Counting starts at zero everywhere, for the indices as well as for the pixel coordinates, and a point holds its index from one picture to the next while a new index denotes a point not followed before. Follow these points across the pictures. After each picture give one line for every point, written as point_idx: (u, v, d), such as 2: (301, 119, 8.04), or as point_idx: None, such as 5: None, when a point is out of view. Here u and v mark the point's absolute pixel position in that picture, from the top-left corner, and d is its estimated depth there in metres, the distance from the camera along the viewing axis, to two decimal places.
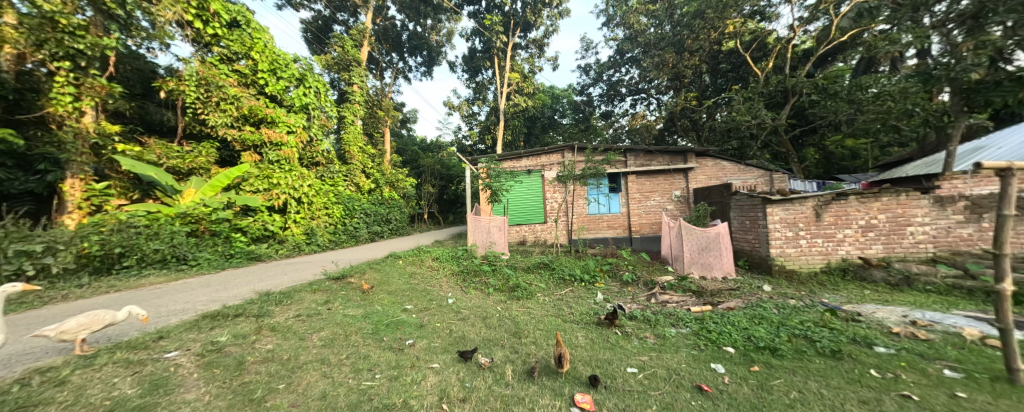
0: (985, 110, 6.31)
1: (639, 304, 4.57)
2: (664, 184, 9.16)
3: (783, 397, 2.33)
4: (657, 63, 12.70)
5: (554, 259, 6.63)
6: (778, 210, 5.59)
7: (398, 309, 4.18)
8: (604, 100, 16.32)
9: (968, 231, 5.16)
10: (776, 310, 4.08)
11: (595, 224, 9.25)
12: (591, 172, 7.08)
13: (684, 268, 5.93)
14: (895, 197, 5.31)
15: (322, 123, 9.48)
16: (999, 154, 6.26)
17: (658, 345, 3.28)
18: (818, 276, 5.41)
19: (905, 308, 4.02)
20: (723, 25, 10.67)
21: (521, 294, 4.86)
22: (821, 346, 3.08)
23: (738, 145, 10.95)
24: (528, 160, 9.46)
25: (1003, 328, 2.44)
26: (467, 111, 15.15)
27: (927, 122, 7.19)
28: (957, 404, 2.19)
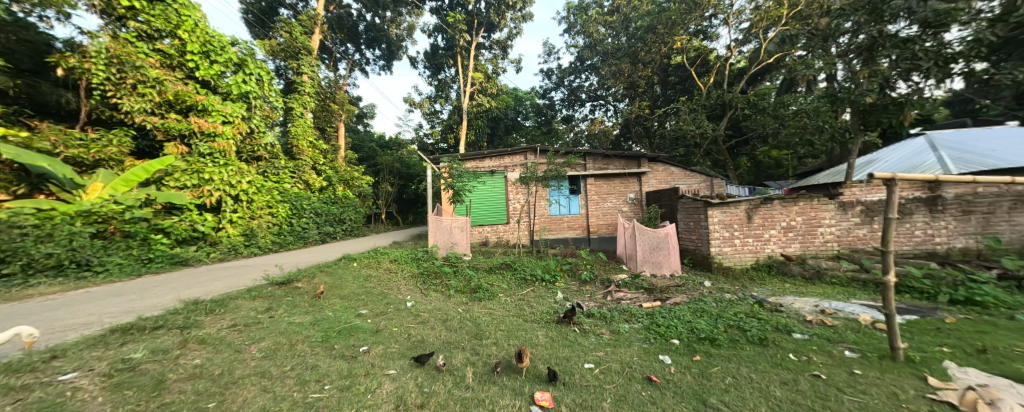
0: (875, 129, 7.49)
1: (596, 302, 4.76)
2: (620, 187, 9.65)
3: (720, 382, 2.57)
4: (614, 72, 13.38)
5: (516, 259, 6.69)
6: (717, 212, 6.17)
7: (352, 314, 3.95)
8: (565, 105, 16.82)
9: (863, 232, 6.07)
10: (715, 304, 4.49)
11: (556, 225, 9.49)
12: (552, 173, 7.25)
13: (637, 266, 6.31)
14: (809, 202, 6.11)
15: (265, 114, 8.68)
16: (887, 167, 7.47)
17: (613, 340, 3.44)
18: (749, 271, 6.05)
19: (816, 299, 4.63)
20: (672, 40, 11.51)
21: (483, 295, 4.84)
22: (751, 334, 3.45)
23: (684, 153, 11.89)
24: (491, 160, 9.46)
25: (888, 313, 2.91)
26: (428, 108, 14.75)
27: (833, 138, 8.36)
28: (854, 380, 2.57)
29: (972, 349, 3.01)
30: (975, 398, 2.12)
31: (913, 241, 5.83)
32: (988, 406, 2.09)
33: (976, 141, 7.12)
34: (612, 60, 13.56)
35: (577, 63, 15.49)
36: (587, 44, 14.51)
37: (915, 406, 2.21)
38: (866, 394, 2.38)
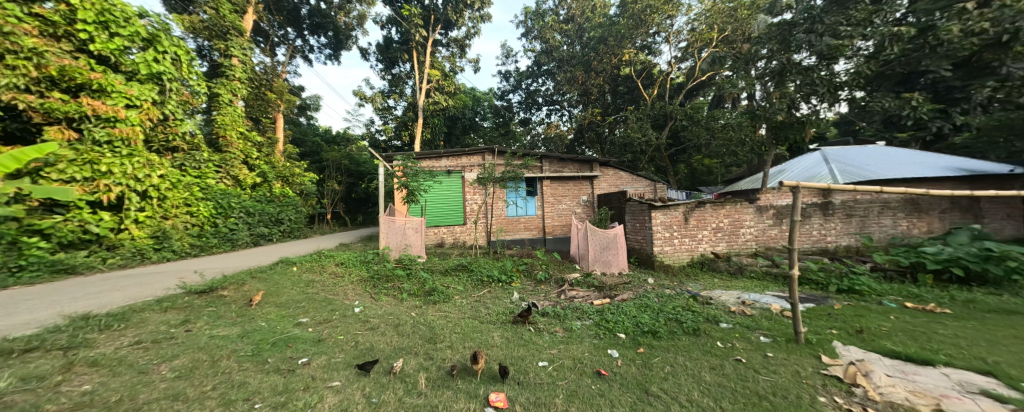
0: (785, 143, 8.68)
1: (551, 300, 4.90)
2: (573, 189, 10.03)
3: (660, 372, 2.78)
4: (569, 79, 13.86)
5: (472, 260, 6.64)
6: (660, 214, 6.69)
7: (290, 323, 3.60)
8: (522, 108, 17.06)
9: (775, 232, 6.98)
10: (657, 299, 4.85)
11: (512, 226, 9.59)
12: (510, 175, 7.29)
13: (589, 265, 6.61)
14: (734, 205, 6.89)
15: (182, 99, 7.57)
16: (793, 176, 8.72)
17: (566, 338, 3.56)
18: (685, 268, 6.65)
19: (739, 291, 5.23)
20: (621, 52, 12.28)
21: (439, 297, 4.70)
22: (686, 326, 3.78)
23: (631, 159, 12.72)
24: (448, 160, 9.27)
25: (793, 302, 3.39)
26: (380, 104, 14.02)
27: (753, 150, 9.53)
28: (767, 362, 2.95)
29: (851, 330, 3.63)
30: (854, 371, 2.56)
31: (813, 240, 6.86)
32: (864, 377, 2.53)
33: (857, 156, 8.59)
34: (566, 67, 14.02)
35: (533, 67, 15.75)
36: (543, 50, 14.80)
37: (813, 381, 2.60)
38: (776, 373, 2.74)
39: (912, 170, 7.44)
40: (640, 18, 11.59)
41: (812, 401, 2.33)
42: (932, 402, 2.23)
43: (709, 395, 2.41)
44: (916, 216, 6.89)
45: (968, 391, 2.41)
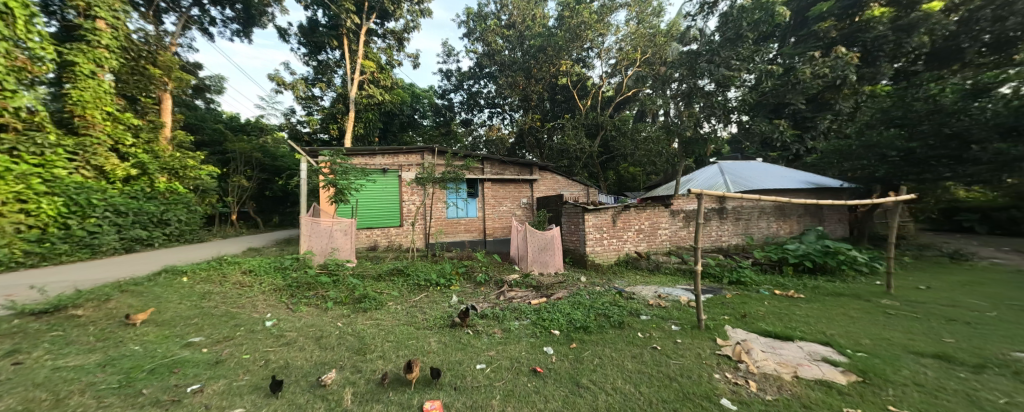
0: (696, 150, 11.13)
1: (491, 302, 4.89)
2: (514, 192, 10.20)
3: (590, 364, 2.97)
4: (510, 83, 14.08)
5: (409, 264, 6.32)
6: (592, 217, 7.17)
7: (176, 344, 2.99)
8: (463, 108, 16.85)
9: (685, 233, 7.99)
10: (588, 296, 5.17)
11: (452, 228, 9.38)
12: (450, 176, 7.10)
13: (527, 266, 6.76)
14: (653, 209, 7.71)
15: (14, 65, 5.79)
16: (698, 184, 10.12)
17: (504, 338, 3.59)
18: (613, 266, 7.23)
19: (656, 286, 5.86)
20: (559, 63, 12.95)
21: (370, 305, 4.35)
22: (613, 320, 4.10)
23: (567, 164, 13.41)
24: (383, 158, 8.69)
25: (697, 294, 3.89)
26: (303, 92, 12.58)
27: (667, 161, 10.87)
28: (677, 347, 3.35)
29: (737, 315, 4.33)
30: (739, 349, 3.05)
31: (713, 240, 8.02)
32: (746, 354, 3.03)
33: (744, 170, 10.32)
34: (508, 72, 14.22)
35: (475, 68, 15.64)
36: (485, 52, 14.74)
37: (710, 361, 3.02)
38: (683, 356, 3.13)
39: (781, 182, 9.20)
40: (576, 33, 12.41)
41: (710, 378, 2.70)
42: (792, 371, 2.76)
43: (630, 382, 2.63)
44: (783, 220, 8.53)
45: (815, 359, 3.04)
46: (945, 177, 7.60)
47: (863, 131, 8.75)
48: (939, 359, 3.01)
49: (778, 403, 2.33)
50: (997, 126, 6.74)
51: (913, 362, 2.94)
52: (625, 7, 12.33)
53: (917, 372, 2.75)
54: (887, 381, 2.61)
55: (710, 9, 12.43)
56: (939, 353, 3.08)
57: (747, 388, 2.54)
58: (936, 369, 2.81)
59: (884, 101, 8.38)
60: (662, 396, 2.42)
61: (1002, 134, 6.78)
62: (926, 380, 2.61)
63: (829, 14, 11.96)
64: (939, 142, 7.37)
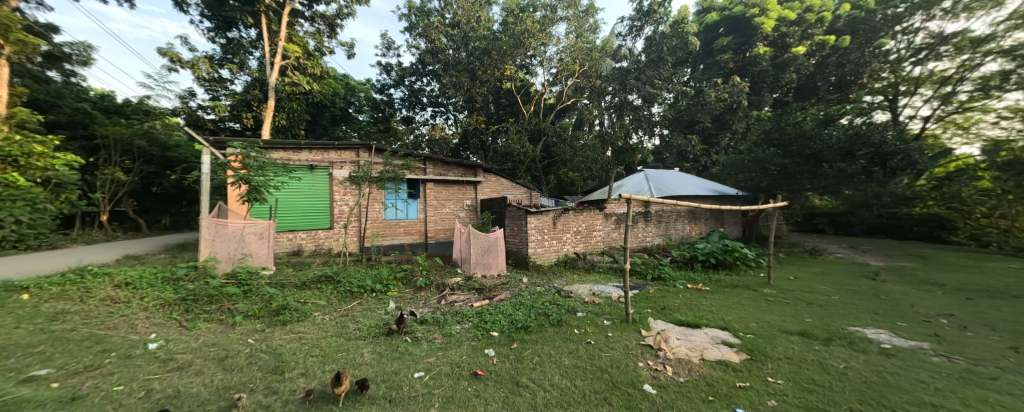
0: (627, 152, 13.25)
1: (432, 307, 4.66)
2: (457, 193, 9.97)
3: (529, 363, 2.98)
4: (454, 83, 13.72)
5: (339, 270, 5.77)
6: (534, 219, 7.33)
7: (6, 381, 2.24)
8: (404, 105, 15.98)
9: (618, 234, 8.61)
10: (530, 296, 5.23)
11: (390, 230, 8.80)
12: (388, 175, 6.62)
13: (470, 269, 6.62)
14: (590, 212, 8.17)
15: None
16: (629, 189, 11.01)
17: (445, 343, 3.42)
18: (553, 267, 7.47)
19: (592, 284, 6.18)
20: (504, 67, 13.04)
21: (291, 317, 3.82)
22: (552, 318, 4.20)
23: (511, 167, 13.57)
24: (311, 153, 7.80)
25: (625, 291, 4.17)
26: (206, 73, 10.70)
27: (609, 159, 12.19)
28: (609, 340, 3.55)
29: (659, 307, 4.77)
30: (659, 338, 3.34)
31: (641, 241, 8.79)
32: (664, 342, 3.33)
33: (664, 177, 11.52)
34: (452, 71, 13.79)
35: (417, 65, 14.94)
36: (428, 49, 14.14)
37: (636, 350, 3.25)
38: (612, 348, 3.34)
39: (692, 190, 10.48)
40: (519, 39, 12.64)
41: (635, 366, 2.90)
42: (699, 354, 3.11)
43: (567, 377, 2.70)
44: (694, 222, 9.72)
45: (716, 342, 3.46)
46: (808, 188, 9.42)
47: (753, 148, 10.43)
48: (804, 335, 3.66)
49: (689, 383, 2.59)
50: (841, 148, 8.56)
51: (785, 339, 3.53)
52: (565, 20, 12.94)
53: (787, 347, 3.30)
54: (768, 357, 3.09)
55: (637, 31, 13.71)
56: (803, 330, 3.75)
57: (664, 373, 2.78)
58: (801, 343, 3.41)
59: (766, 124, 10.09)
60: (595, 387, 2.52)
61: (844, 155, 8.64)
62: (795, 353, 3.15)
63: (728, 48, 13.99)
64: (804, 160, 9.11)
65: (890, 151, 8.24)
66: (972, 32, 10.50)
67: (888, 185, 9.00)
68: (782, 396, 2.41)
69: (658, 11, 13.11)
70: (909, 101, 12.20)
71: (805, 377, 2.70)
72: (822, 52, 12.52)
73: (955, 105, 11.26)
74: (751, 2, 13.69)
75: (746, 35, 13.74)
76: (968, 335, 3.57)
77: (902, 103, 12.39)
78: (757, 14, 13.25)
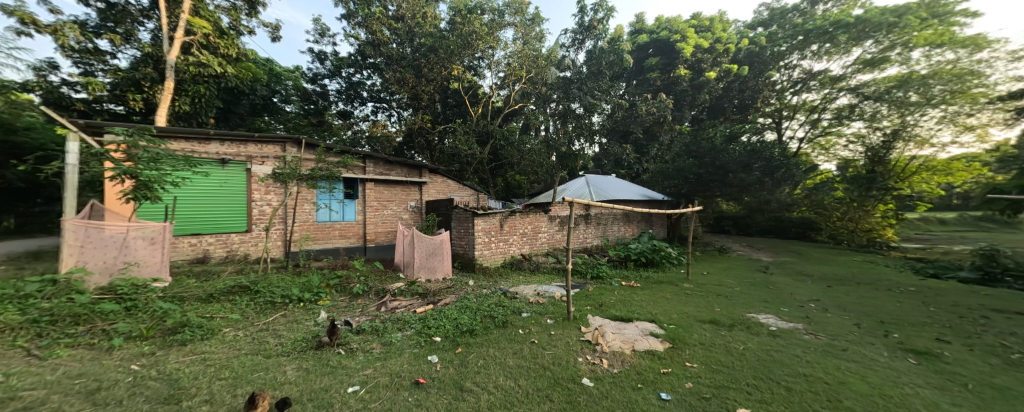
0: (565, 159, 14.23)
1: (369, 316, 4.37)
2: (400, 194, 9.52)
3: (474, 367, 2.95)
4: (397, 79, 13.04)
5: (258, 278, 5.14)
6: (481, 221, 7.32)
7: None
8: (340, 98, 14.79)
9: (561, 236, 8.97)
10: (476, 299, 5.19)
11: (323, 233, 8.06)
12: (321, 174, 6.06)
13: (413, 273, 6.37)
14: (535, 214, 8.39)
15: None
16: (571, 193, 11.55)
17: (383, 353, 3.23)
18: (499, 268, 7.51)
19: (537, 285, 6.35)
20: (451, 67, 12.77)
21: (193, 335, 3.29)
22: (497, 320, 4.22)
23: (458, 169, 13.37)
24: (223, 145, 6.83)
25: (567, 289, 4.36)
26: (76, 42, 8.72)
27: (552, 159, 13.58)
28: (552, 338, 3.68)
29: (597, 305, 5.08)
30: (596, 333, 3.55)
31: (582, 242, 9.28)
32: (601, 336, 3.55)
33: (603, 182, 12.30)
34: (396, 67, 13.11)
35: (356, 56, 13.92)
36: (368, 40, 13.26)
37: (576, 346, 3.42)
38: (554, 346, 3.46)
39: (627, 194, 11.38)
40: (467, 40, 12.50)
41: (575, 361, 3.05)
42: (631, 346, 3.37)
43: (511, 378, 2.74)
44: (628, 224, 10.57)
45: (645, 334, 3.79)
46: (718, 195, 10.84)
47: (676, 158, 11.67)
48: (714, 323, 4.18)
49: (621, 374, 2.81)
50: (742, 161, 10.02)
51: (699, 327, 4.00)
52: (512, 26, 13.15)
53: (701, 334, 3.75)
54: (686, 344, 3.47)
55: (579, 44, 14.54)
56: (713, 319, 4.30)
57: (601, 365, 2.97)
58: (711, 330, 3.91)
59: (687, 137, 11.39)
60: (537, 385, 2.60)
61: (745, 167, 10.14)
62: (706, 339, 3.59)
63: (657, 67, 15.51)
64: (715, 170, 10.46)
65: (777, 165, 9.88)
66: (831, 71, 13.13)
67: (776, 193, 10.78)
68: (697, 378, 2.72)
69: (597, 27, 14.05)
70: (791, 124, 14.76)
71: (715, 359, 3.09)
72: (728, 78, 14.56)
73: (820, 129, 13.93)
74: (674, 29, 15.40)
75: (670, 58, 15.37)
76: (828, 316, 4.43)
77: (784, 125, 14.95)
78: (679, 39, 14.93)
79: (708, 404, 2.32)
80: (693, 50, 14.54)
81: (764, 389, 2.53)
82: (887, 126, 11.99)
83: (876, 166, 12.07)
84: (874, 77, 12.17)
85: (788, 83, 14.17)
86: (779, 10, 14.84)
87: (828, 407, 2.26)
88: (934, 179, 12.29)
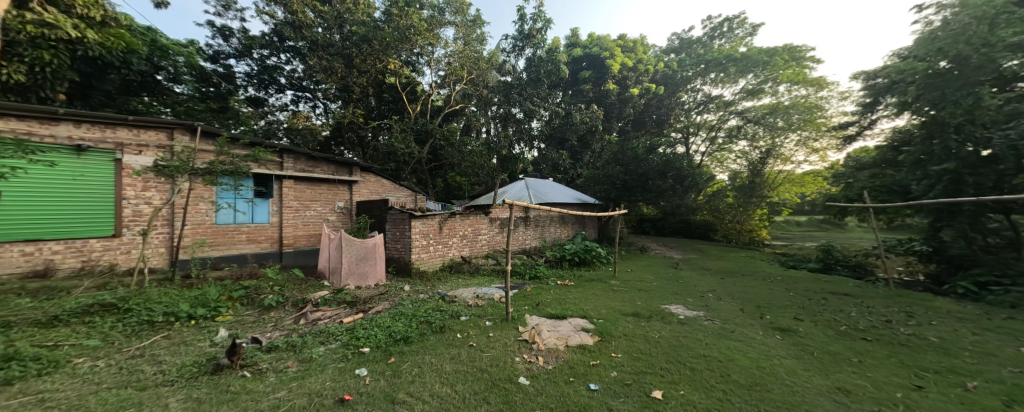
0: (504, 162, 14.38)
1: (285, 330, 3.89)
2: (326, 193, 8.68)
3: (407, 376, 2.81)
4: (324, 67, 11.88)
5: (132, 294, 4.23)
6: (418, 223, 7.03)
7: None
8: (249, 83, 12.96)
9: (500, 237, 9.05)
10: (411, 305, 4.97)
11: (226, 238, 6.96)
12: (225, 168, 5.26)
13: (340, 280, 5.85)
14: (475, 216, 8.34)
15: None
16: (511, 196, 11.75)
17: (301, 371, 2.91)
18: (438, 272, 7.29)
19: (476, 287, 6.31)
20: (386, 60, 12.05)
21: (27, 371, 2.56)
22: (434, 325, 4.09)
23: (394, 168, 12.64)
24: (80, 127, 5.48)
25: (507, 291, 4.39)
26: None
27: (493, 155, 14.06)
28: (490, 340, 3.70)
29: (534, 304, 5.25)
30: (532, 332, 3.65)
31: (521, 243, 9.48)
32: (537, 335, 3.66)
33: (541, 185, 12.74)
34: (321, 54, 11.94)
35: (273, 37, 12.33)
36: (288, 20, 11.83)
37: (513, 346, 3.47)
38: (492, 347, 3.48)
39: (563, 197, 11.97)
40: (405, 34, 11.92)
41: (512, 361, 3.10)
42: (564, 342, 3.56)
43: (447, 384, 2.68)
44: (563, 225, 11.11)
45: (577, 329, 4.02)
46: (640, 200, 12.01)
47: (606, 165, 12.68)
48: (635, 316, 4.60)
49: (555, 369, 2.94)
50: (659, 170, 11.31)
51: (623, 320, 4.37)
52: (452, 25, 12.88)
53: (624, 326, 4.11)
54: (611, 336, 3.77)
55: (519, 51, 14.95)
56: (634, 312, 4.73)
57: (536, 363, 3.07)
58: (632, 322, 4.30)
59: (615, 146, 12.43)
60: (474, 388, 2.58)
61: (661, 175, 11.44)
62: (628, 331, 3.94)
63: (589, 80, 16.67)
64: (638, 176, 11.59)
65: (686, 174, 11.35)
66: (724, 97, 15.63)
67: (684, 199, 12.36)
68: (620, 367, 2.96)
69: (536, 36, 14.60)
70: (696, 139, 17.09)
71: (635, 349, 3.41)
72: (648, 95, 16.27)
73: (716, 145, 16.42)
74: (604, 46, 16.69)
75: (601, 72, 16.61)
76: (721, 303, 5.22)
77: (691, 141, 17.26)
78: (608, 56, 16.22)
79: (629, 389, 2.54)
80: (620, 67, 15.89)
81: (673, 371, 2.86)
82: (763, 146, 14.68)
83: (756, 178, 14.63)
84: (754, 104, 14.79)
85: (695, 103, 16.38)
86: (687, 40, 17.15)
87: (721, 381, 2.65)
88: (793, 190, 15.22)
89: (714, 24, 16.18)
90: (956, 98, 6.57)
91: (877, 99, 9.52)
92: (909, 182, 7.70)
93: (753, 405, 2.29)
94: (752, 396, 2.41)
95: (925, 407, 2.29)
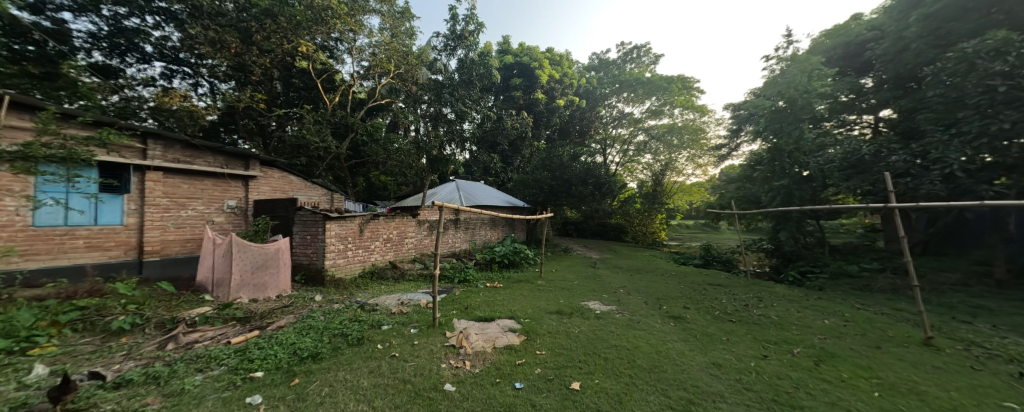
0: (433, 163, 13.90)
1: (144, 359, 3.08)
2: (211, 189, 7.25)
3: (315, 398, 2.49)
4: (212, 39, 9.92)
5: None
6: (334, 226, 6.31)
7: None
8: (94, 46, 10.08)
9: (427, 240, 8.68)
10: (322, 317, 4.42)
11: (50, 244, 5.26)
12: (51, 152, 3.94)
13: (229, 293, 4.91)
14: (400, 219, 7.83)
15: None
16: (440, 197, 11.41)
17: (167, 408, 2.33)
18: (356, 279, 6.63)
19: (400, 294, 5.91)
20: (297, 41, 10.65)
21: None
22: (351, 337, 3.70)
23: (305, 163, 11.19)
24: None
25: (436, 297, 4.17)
26: None
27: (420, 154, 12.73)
28: (414, 348, 3.49)
29: (463, 307, 5.16)
30: (460, 337, 3.58)
31: (449, 246, 9.24)
32: (467, 339, 3.59)
33: (470, 187, 12.63)
34: (208, 23, 9.91)
35: None
36: None
37: (439, 353, 3.35)
38: (419, 356, 3.29)
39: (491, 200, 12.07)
40: (320, 15, 10.71)
41: (438, 368, 2.98)
42: (493, 343, 3.56)
43: (364, 401, 2.44)
44: (492, 228, 11.19)
45: (505, 330, 4.09)
46: (563, 204, 12.80)
47: (534, 170, 13.20)
48: (558, 313, 4.88)
49: (481, 372, 2.92)
50: (580, 176, 12.24)
51: (547, 318, 4.60)
52: (378, 14, 11.95)
53: (549, 324, 4.33)
54: (536, 334, 3.93)
55: (451, 50, 14.72)
56: (557, 309, 5.02)
57: (463, 368, 3.01)
58: (555, 319, 4.56)
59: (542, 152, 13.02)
60: (394, 402, 2.41)
61: (582, 181, 12.39)
62: (552, 328, 4.16)
63: (519, 87, 17.24)
64: (562, 182, 12.34)
65: (604, 181, 12.46)
66: (633, 115, 17.80)
67: (601, 204, 13.60)
68: (543, 363, 3.09)
69: (468, 38, 14.55)
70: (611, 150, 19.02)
71: (558, 344, 3.61)
72: (572, 108, 17.55)
73: (627, 157, 18.54)
74: (533, 57, 17.43)
75: (530, 81, 17.30)
76: (630, 297, 5.88)
77: (607, 152, 19.12)
78: (537, 67, 16.99)
79: (551, 384, 2.66)
80: (548, 78, 16.78)
81: (590, 362, 3.10)
82: (662, 160, 17.10)
83: (657, 187, 16.91)
84: (656, 124, 17.17)
85: (610, 118, 18.25)
86: (604, 61, 19.05)
87: (627, 367, 2.96)
88: (684, 198, 18.03)
89: (626, 50, 18.31)
90: (789, 130, 8.61)
91: (741, 127, 11.92)
92: (761, 194, 9.78)
93: (652, 385, 2.62)
94: (652, 378, 2.75)
95: (768, 372, 2.91)
